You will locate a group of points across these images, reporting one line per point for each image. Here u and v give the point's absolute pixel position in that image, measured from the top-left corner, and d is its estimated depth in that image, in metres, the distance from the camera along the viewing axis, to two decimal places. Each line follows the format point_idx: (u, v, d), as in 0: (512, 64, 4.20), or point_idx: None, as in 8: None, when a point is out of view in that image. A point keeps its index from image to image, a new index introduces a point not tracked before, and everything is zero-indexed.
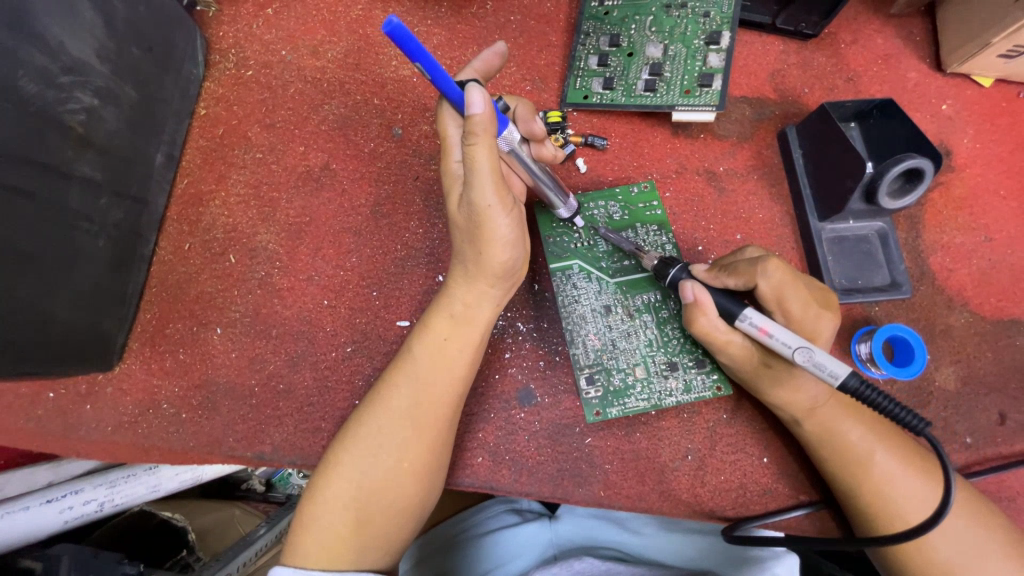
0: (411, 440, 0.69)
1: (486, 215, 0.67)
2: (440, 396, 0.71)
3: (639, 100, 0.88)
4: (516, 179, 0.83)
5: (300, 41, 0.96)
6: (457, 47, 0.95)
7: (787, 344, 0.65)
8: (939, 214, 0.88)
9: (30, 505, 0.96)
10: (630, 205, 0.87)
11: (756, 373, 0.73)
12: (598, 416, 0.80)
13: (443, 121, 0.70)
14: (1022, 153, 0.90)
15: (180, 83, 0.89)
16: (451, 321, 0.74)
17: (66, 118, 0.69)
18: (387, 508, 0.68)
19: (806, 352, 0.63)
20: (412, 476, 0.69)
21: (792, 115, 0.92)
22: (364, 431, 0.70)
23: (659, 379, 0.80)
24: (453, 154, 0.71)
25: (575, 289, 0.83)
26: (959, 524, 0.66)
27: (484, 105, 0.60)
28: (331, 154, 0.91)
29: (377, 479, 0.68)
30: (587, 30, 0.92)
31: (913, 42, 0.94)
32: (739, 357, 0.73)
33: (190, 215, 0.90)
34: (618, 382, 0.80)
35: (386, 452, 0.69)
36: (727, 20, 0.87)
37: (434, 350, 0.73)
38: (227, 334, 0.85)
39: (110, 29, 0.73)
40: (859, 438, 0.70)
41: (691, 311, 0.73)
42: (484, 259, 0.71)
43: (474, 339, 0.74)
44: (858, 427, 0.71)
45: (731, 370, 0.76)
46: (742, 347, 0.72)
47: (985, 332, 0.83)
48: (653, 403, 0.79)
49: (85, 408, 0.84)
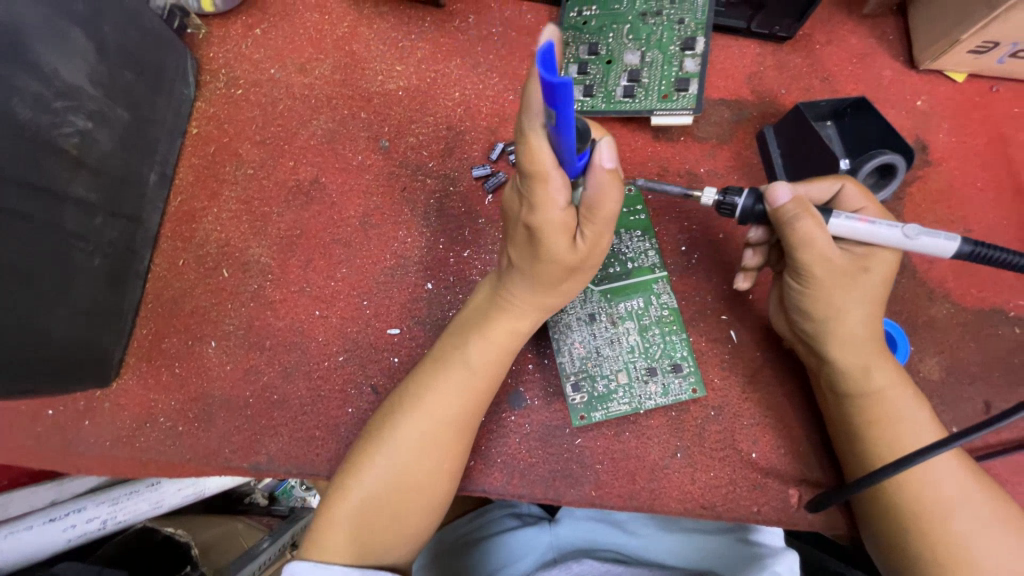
0: (454, 437, 0.72)
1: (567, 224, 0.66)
2: (480, 393, 0.74)
3: (619, 106, 0.90)
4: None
5: (288, 59, 0.98)
6: (441, 60, 0.98)
7: (894, 226, 0.68)
8: (918, 207, 0.90)
9: (33, 525, 0.97)
10: None
11: (829, 295, 0.70)
12: (583, 421, 0.81)
13: (536, 157, 0.57)
14: (997, 145, 0.92)
15: (172, 103, 0.91)
16: (510, 333, 0.76)
17: (60, 142, 0.71)
18: (408, 507, 0.69)
19: (917, 230, 0.68)
20: (450, 471, 0.71)
21: (770, 115, 0.94)
22: (405, 433, 0.70)
23: (639, 384, 0.81)
24: (552, 195, 0.62)
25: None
26: (982, 525, 0.64)
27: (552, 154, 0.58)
28: (320, 168, 0.93)
29: (414, 474, 0.69)
30: (567, 39, 0.94)
31: (886, 41, 0.97)
32: (825, 270, 0.69)
33: (184, 231, 0.92)
34: (602, 388, 0.81)
35: (430, 453, 0.70)
36: (702, 25, 0.89)
37: (484, 358, 0.75)
38: (222, 347, 0.87)
39: (102, 55, 0.76)
40: (896, 395, 0.71)
41: (793, 211, 0.68)
42: (565, 284, 0.74)
43: (512, 338, 0.76)
44: (899, 383, 0.71)
45: (799, 291, 0.72)
46: (835, 258, 0.69)
47: (967, 322, 0.84)
48: (634, 406, 0.80)
49: (83, 424, 0.85)
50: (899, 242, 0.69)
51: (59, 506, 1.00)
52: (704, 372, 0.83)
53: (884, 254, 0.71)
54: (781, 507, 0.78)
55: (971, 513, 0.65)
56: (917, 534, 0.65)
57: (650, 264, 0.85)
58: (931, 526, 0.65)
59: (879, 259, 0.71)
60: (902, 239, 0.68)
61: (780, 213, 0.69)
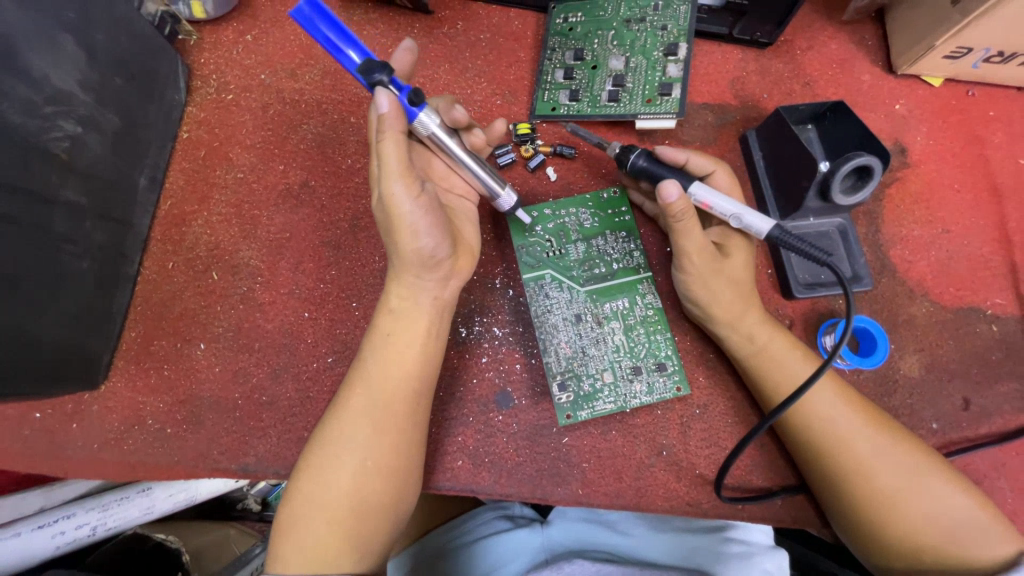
0: (373, 440, 0.71)
1: (397, 206, 0.69)
2: (395, 398, 0.73)
3: (604, 110, 0.92)
4: (470, 228, 0.84)
5: (279, 65, 0.99)
6: (430, 66, 0.99)
7: (725, 211, 0.77)
8: (898, 209, 0.91)
9: (21, 531, 0.96)
10: (600, 212, 0.89)
11: (703, 282, 0.78)
12: (569, 420, 0.81)
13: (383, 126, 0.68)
14: (974, 148, 0.94)
15: (163, 108, 0.92)
16: (394, 318, 0.77)
17: (50, 146, 0.72)
18: (359, 513, 0.68)
19: (742, 216, 0.76)
20: (377, 477, 0.70)
21: (752, 119, 0.96)
22: (336, 431, 0.72)
23: (625, 384, 0.82)
24: (392, 177, 0.68)
25: (548, 299, 0.85)
26: (913, 476, 0.68)
27: (390, 104, 0.67)
28: (310, 171, 0.94)
29: (343, 481, 0.69)
30: (553, 46, 0.96)
31: (865, 46, 0.99)
32: (700, 256, 0.77)
33: (174, 235, 0.92)
34: (588, 387, 0.82)
35: (348, 456, 0.70)
36: (684, 31, 0.90)
37: (386, 358, 0.75)
38: (211, 349, 0.87)
39: (92, 61, 0.77)
40: (789, 354, 0.77)
41: (679, 211, 0.72)
42: (399, 250, 0.73)
43: (422, 334, 0.76)
44: (783, 342, 0.78)
45: (682, 278, 0.79)
46: (704, 245, 0.76)
47: (946, 320, 0.86)
48: (620, 405, 0.81)
49: (71, 427, 0.85)
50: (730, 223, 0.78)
51: (47, 514, 0.99)
52: (688, 371, 0.84)
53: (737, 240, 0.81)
54: (765, 504, 0.79)
55: (900, 464, 0.68)
56: (891, 527, 0.66)
57: (634, 265, 0.86)
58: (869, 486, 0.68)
59: (737, 246, 0.81)
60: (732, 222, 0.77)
61: (669, 211, 0.72)
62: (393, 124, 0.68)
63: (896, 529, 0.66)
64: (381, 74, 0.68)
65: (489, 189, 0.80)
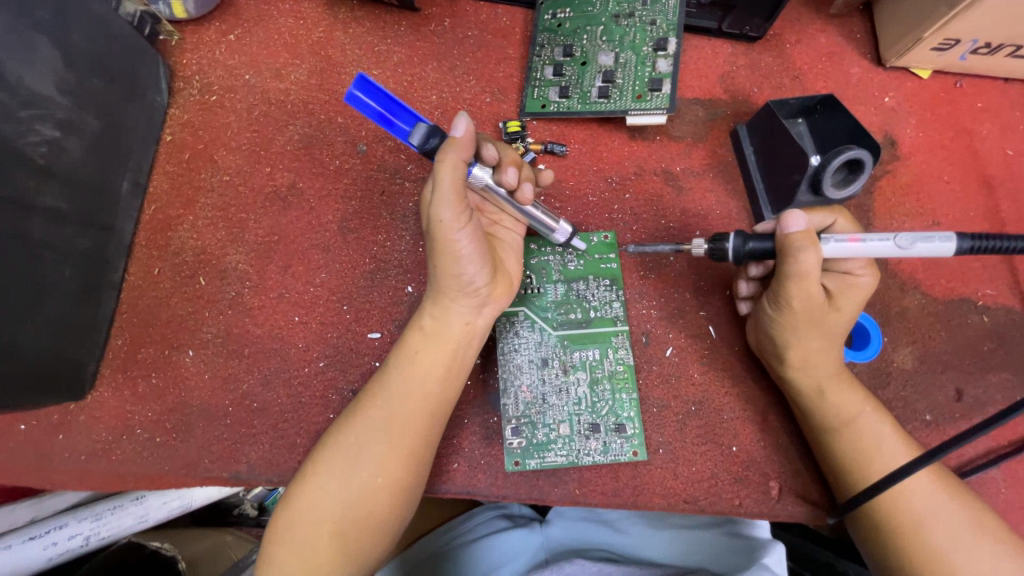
0: (394, 458, 0.70)
1: (447, 232, 0.68)
2: (420, 418, 0.72)
3: (594, 106, 0.91)
4: (513, 258, 0.82)
5: (263, 65, 0.98)
6: (418, 64, 0.98)
7: (883, 240, 0.69)
8: (888, 202, 0.92)
9: (11, 544, 0.92)
10: (586, 255, 0.87)
11: (795, 327, 0.73)
12: (517, 466, 0.80)
13: (444, 156, 0.65)
14: (963, 139, 0.94)
15: (145, 110, 0.90)
16: (423, 335, 0.76)
17: (27, 151, 0.70)
18: (361, 523, 0.67)
19: (910, 239, 0.68)
20: (388, 492, 0.69)
21: (743, 114, 0.95)
22: (346, 441, 0.71)
23: (581, 439, 0.80)
24: (444, 205, 0.66)
25: (517, 337, 0.83)
26: (970, 537, 0.65)
27: (466, 131, 0.67)
28: (298, 173, 0.93)
29: (346, 494, 0.68)
30: (542, 42, 0.95)
31: (853, 39, 0.99)
32: (805, 303, 0.71)
33: (159, 240, 0.90)
34: (541, 436, 0.80)
35: (363, 471, 0.69)
36: (674, 26, 0.90)
37: (410, 373, 0.74)
38: (200, 356, 0.86)
39: (70, 64, 0.75)
40: (874, 412, 0.73)
41: (799, 242, 0.68)
42: (441, 273, 0.73)
43: (450, 356, 0.76)
44: (874, 405, 0.74)
45: (771, 317, 0.75)
46: (816, 293, 0.70)
47: (938, 312, 0.86)
48: (571, 460, 0.79)
49: (57, 438, 0.84)
50: (894, 252, 0.69)
51: (38, 524, 0.96)
52: (683, 368, 0.84)
53: (867, 279, 0.74)
54: (762, 498, 0.79)
55: (958, 524, 0.66)
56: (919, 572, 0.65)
57: (612, 315, 0.84)
58: (911, 518, 0.66)
59: (849, 298, 0.73)
60: (896, 249, 0.68)
61: (787, 242, 0.69)
62: (458, 155, 0.66)
63: (916, 562, 0.65)
64: (435, 138, 0.68)
65: (542, 224, 0.81)
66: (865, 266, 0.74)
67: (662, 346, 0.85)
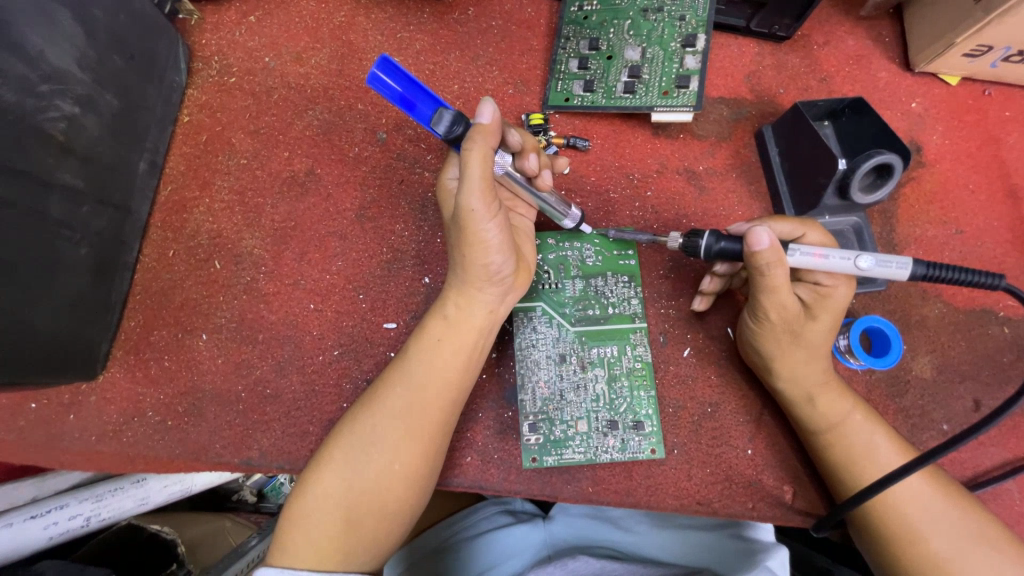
0: (412, 447, 0.69)
1: (476, 223, 0.67)
2: (439, 407, 0.72)
3: (619, 101, 0.90)
4: (529, 244, 0.82)
5: (283, 48, 0.96)
6: (440, 52, 0.96)
7: (845, 258, 0.68)
8: (912, 209, 0.91)
9: (13, 522, 0.90)
10: (605, 251, 0.86)
11: (776, 336, 0.73)
12: (534, 463, 0.79)
13: (473, 147, 0.64)
14: (990, 148, 0.93)
15: (163, 90, 0.89)
16: (445, 323, 0.75)
17: (46, 127, 0.69)
18: (378, 512, 0.67)
19: (869, 261, 0.67)
20: (405, 480, 0.68)
21: (768, 114, 0.94)
22: (363, 431, 0.70)
23: (598, 436, 0.79)
24: (474, 196, 0.65)
25: (534, 333, 0.83)
26: (961, 539, 0.65)
27: (492, 117, 0.66)
28: (316, 159, 0.92)
29: (365, 482, 0.67)
30: (567, 34, 0.93)
31: (882, 42, 0.97)
32: (780, 315, 0.71)
33: (175, 222, 0.90)
34: (559, 433, 0.79)
35: (382, 461, 0.68)
36: (703, 23, 0.88)
37: (431, 361, 0.73)
38: (213, 340, 0.85)
39: (90, 39, 0.73)
40: (865, 417, 0.72)
41: (766, 261, 0.66)
42: (466, 262, 0.71)
43: (470, 345, 0.75)
44: (864, 412, 0.73)
45: (756, 325, 0.74)
46: (789, 305, 0.70)
47: (958, 322, 0.86)
48: (589, 457, 0.79)
49: (68, 418, 0.83)
50: (852, 271, 0.68)
51: (40, 504, 0.94)
52: (700, 370, 0.83)
53: (843, 289, 0.71)
54: (776, 502, 0.78)
55: (951, 527, 0.66)
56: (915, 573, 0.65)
57: (630, 312, 0.84)
58: (904, 524, 0.66)
59: (830, 308, 0.71)
60: (855, 269, 0.68)
61: (754, 259, 0.67)
62: (487, 145, 0.64)
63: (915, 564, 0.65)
64: (460, 126, 0.65)
65: (554, 212, 0.80)
66: (837, 277, 0.70)
67: (679, 347, 0.84)
